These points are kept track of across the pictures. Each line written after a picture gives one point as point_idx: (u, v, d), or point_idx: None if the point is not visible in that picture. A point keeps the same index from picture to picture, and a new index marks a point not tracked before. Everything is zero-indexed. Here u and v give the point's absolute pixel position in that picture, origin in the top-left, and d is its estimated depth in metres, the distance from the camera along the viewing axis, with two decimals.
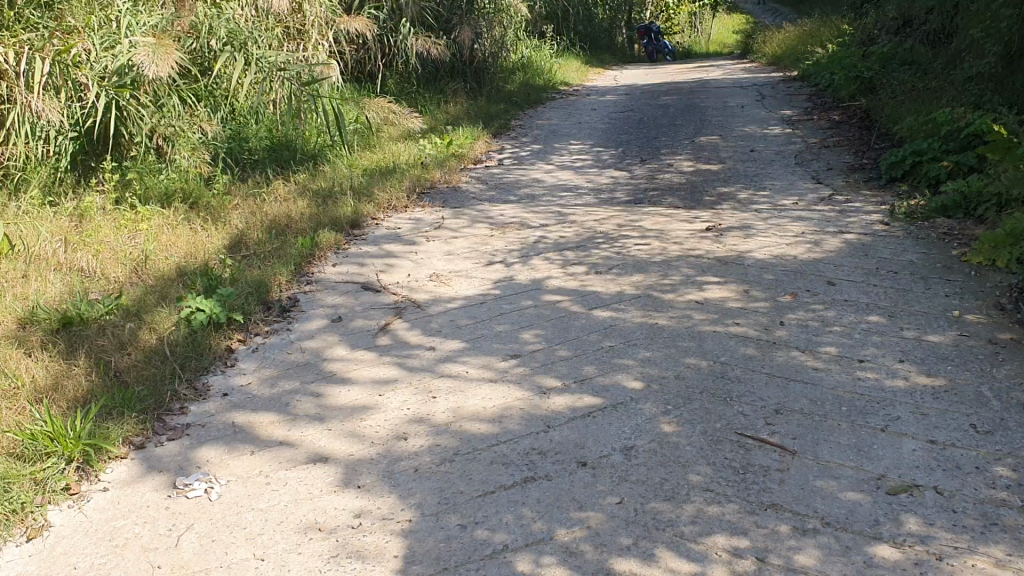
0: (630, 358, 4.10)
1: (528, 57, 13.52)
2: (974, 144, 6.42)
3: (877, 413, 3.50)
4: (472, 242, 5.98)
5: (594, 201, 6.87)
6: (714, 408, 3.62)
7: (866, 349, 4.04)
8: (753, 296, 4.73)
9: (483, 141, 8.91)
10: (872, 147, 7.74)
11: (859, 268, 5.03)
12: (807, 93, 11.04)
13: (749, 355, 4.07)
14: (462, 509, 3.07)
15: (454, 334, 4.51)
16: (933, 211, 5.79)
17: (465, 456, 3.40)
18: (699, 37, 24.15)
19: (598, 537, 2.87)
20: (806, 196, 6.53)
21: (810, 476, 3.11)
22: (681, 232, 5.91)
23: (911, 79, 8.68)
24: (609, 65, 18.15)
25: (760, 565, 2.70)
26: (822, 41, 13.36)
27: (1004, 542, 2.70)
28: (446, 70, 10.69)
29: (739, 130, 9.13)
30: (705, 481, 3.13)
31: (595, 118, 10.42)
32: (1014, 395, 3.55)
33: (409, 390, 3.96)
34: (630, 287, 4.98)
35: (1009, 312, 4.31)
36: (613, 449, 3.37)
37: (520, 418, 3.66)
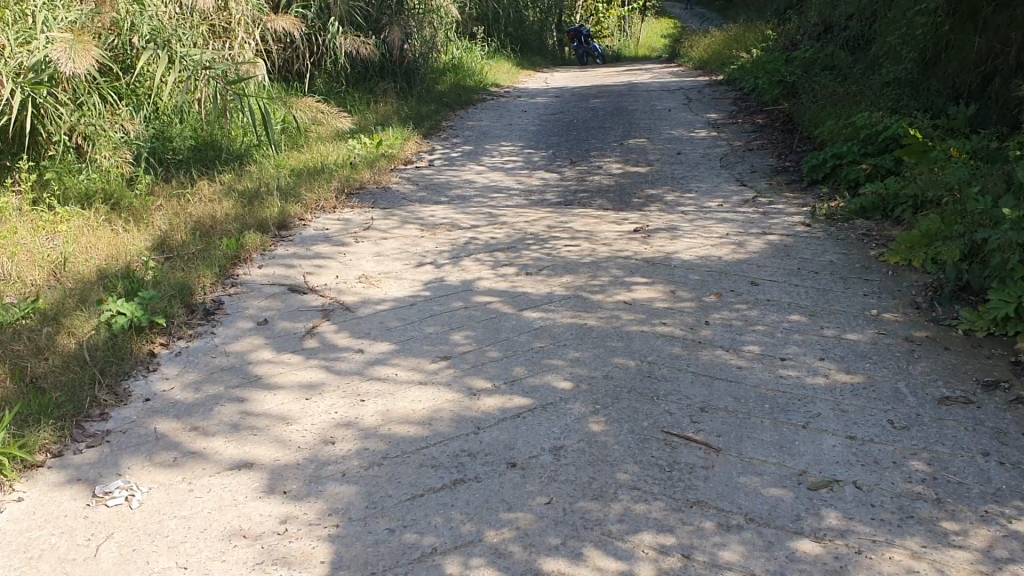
0: (560, 358, 4.12)
1: (460, 58, 13.53)
2: (891, 147, 6.62)
3: (799, 410, 3.58)
4: (402, 243, 5.95)
5: (524, 202, 6.89)
6: (641, 407, 3.65)
7: (788, 348, 4.13)
8: (680, 296, 4.80)
9: (414, 142, 8.88)
10: (795, 150, 7.92)
11: (781, 268, 5.14)
12: (732, 97, 11.26)
13: (676, 354, 4.12)
14: (391, 513, 3.05)
15: (383, 336, 4.48)
16: (853, 212, 5.95)
17: (394, 460, 3.38)
18: (628, 40, 24.44)
19: (527, 538, 2.87)
20: (731, 198, 6.65)
21: (734, 473, 3.16)
22: (609, 233, 5.96)
23: (832, 84, 8.91)
24: (540, 67, 18.27)
25: (685, 562, 2.73)
26: (747, 46, 13.65)
27: (920, 534, 2.78)
28: (376, 70, 10.63)
29: (666, 133, 9.26)
30: (632, 479, 3.16)
31: (525, 120, 10.48)
32: (929, 391, 3.66)
33: (337, 394, 3.91)
34: (560, 288, 5.00)
35: (924, 310, 4.45)
36: (542, 449, 3.37)
37: (449, 420, 3.64)
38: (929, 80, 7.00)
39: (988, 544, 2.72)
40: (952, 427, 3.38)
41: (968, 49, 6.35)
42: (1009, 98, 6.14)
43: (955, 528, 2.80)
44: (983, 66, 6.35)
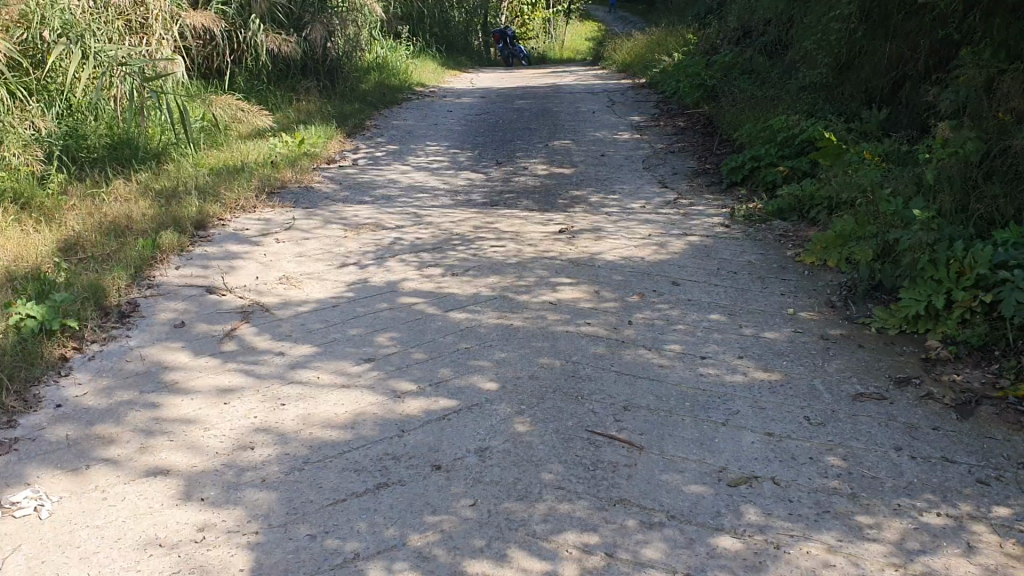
0: (486, 359, 4.11)
1: (384, 57, 13.41)
2: (807, 150, 6.79)
3: (718, 407, 3.63)
4: (325, 243, 5.86)
5: (449, 202, 6.86)
6: (566, 407, 3.66)
7: (708, 346, 4.19)
8: (603, 296, 4.83)
9: (337, 141, 8.79)
10: (715, 152, 8.07)
11: (701, 269, 5.21)
12: (655, 100, 11.40)
13: (599, 354, 4.14)
14: (312, 518, 2.99)
15: (304, 339, 4.40)
16: (771, 214, 6.08)
17: (315, 464, 3.32)
18: (553, 42, 24.61)
19: (451, 540, 2.84)
20: (653, 200, 6.73)
21: (656, 470, 3.19)
22: (535, 234, 5.97)
23: (750, 87, 9.12)
24: (465, 67, 18.25)
25: (608, 560, 2.74)
26: (669, 49, 13.88)
27: (836, 528, 2.84)
28: (298, 68, 10.46)
29: (591, 134, 9.33)
30: (557, 479, 3.17)
31: (450, 120, 10.45)
32: (843, 387, 3.75)
33: (255, 399, 3.83)
34: (485, 289, 4.99)
35: (839, 309, 4.55)
36: (467, 451, 3.35)
37: (373, 423, 3.60)
38: (843, 85, 7.20)
39: (900, 537, 2.79)
40: (866, 422, 3.47)
41: (879, 55, 6.59)
42: (917, 103, 6.37)
43: (869, 522, 2.87)
44: (894, 70, 6.58)
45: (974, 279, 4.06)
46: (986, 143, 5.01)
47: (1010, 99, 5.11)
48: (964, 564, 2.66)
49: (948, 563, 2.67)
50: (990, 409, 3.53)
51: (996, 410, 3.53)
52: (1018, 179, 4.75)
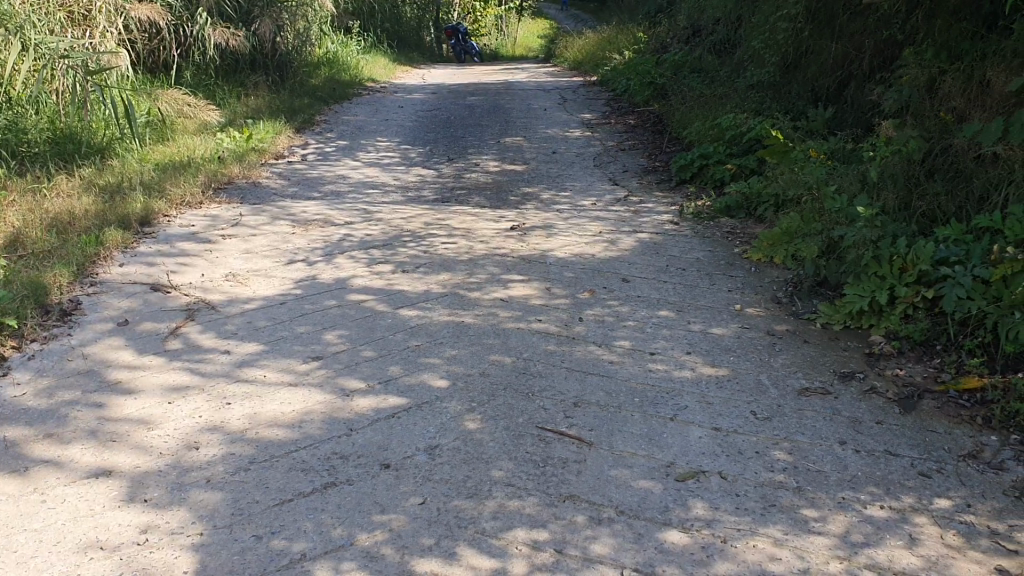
0: (436, 356, 4.08)
1: (334, 52, 13.30)
2: (755, 148, 6.87)
3: (666, 403, 3.65)
4: (272, 240, 5.78)
5: (400, 199, 6.82)
6: (516, 403, 3.65)
7: (656, 342, 4.21)
8: (554, 293, 4.82)
9: (286, 136, 8.68)
10: (665, 149, 8.12)
11: (651, 266, 5.24)
12: (605, 97, 11.44)
13: (550, 351, 4.14)
14: (258, 519, 2.94)
15: (251, 337, 4.34)
16: (718, 211, 6.13)
17: (261, 464, 3.26)
18: (505, 39, 24.57)
19: (400, 539, 2.82)
20: (604, 197, 6.75)
21: (605, 466, 3.20)
22: (485, 231, 5.95)
23: (700, 85, 9.21)
24: (417, 63, 18.14)
25: (557, 557, 2.74)
26: (619, 47, 13.98)
27: (782, 522, 2.86)
28: (246, 63, 10.32)
29: (542, 131, 9.34)
30: (507, 476, 3.15)
31: (401, 116, 10.39)
32: (789, 382, 3.80)
33: (199, 398, 3.75)
34: (436, 286, 4.95)
35: (785, 305, 4.60)
36: (417, 449, 3.32)
37: (321, 421, 3.55)
38: (790, 84, 7.30)
39: (844, 530, 2.82)
40: (810, 416, 3.51)
41: (826, 54, 6.74)
42: (862, 101, 6.47)
43: (814, 515, 2.90)
44: (840, 70, 6.72)
45: (916, 275, 4.13)
46: (928, 141, 5.17)
47: (950, 99, 5.32)
48: (906, 556, 2.70)
49: (891, 555, 2.70)
50: (931, 403, 3.60)
51: (937, 404, 3.58)
52: (959, 177, 4.84)
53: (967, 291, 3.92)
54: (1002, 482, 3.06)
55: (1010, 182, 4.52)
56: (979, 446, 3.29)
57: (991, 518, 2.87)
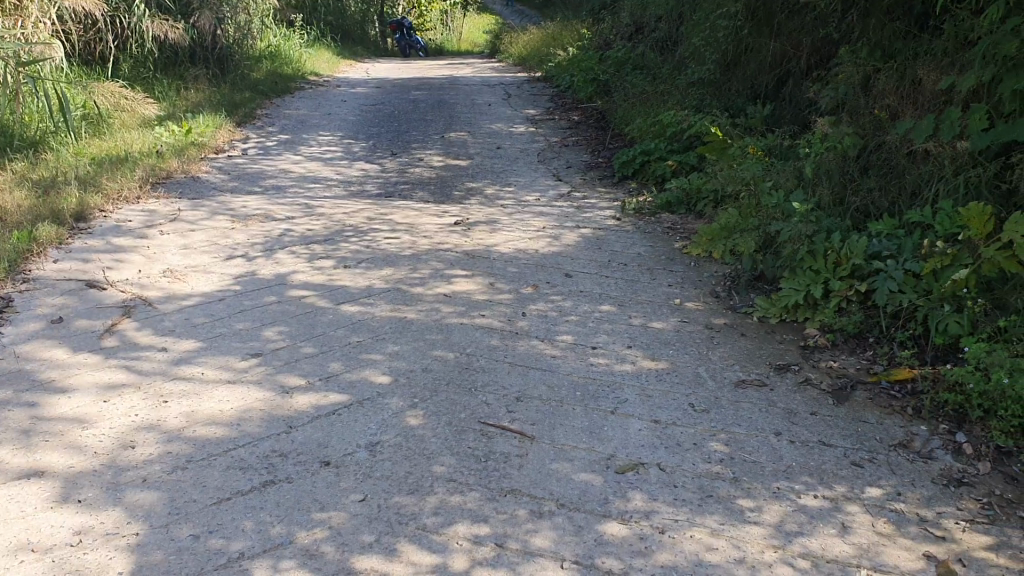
0: (378, 353, 4.05)
1: (277, 45, 13.14)
2: (695, 145, 6.95)
3: (607, 396, 3.68)
4: (211, 235, 5.69)
5: (342, 193, 6.76)
6: (459, 399, 3.65)
7: (598, 337, 4.25)
8: (497, 288, 4.83)
9: (227, 130, 8.55)
10: (608, 146, 8.18)
11: (593, 261, 5.27)
12: (550, 94, 11.46)
13: (493, 346, 4.14)
14: (194, 518, 2.90)
15: (189, 334, 4.26)
16: (659, 207, 6.19)
17: (199, 463, 3.21)
18: (450, 34, 24.46)
19: (340, 537, 2.80)
20: (547, 192, 6.77)
21: (547, 459, 3.21)
22: (429, 226, 5.93)
23: (642, 82, 9.28)
24: (361, 57, 17.98)
25: (498, 550, 2.74)
26: (563, 44, 14.04)
27: (718, 512, 2.91)
28: (185, 55, 10.14)
29: (487, 126, 9.34)
30: (448, 471, 3.15)
31: (344, 110, 10.31)
32: (726, 375, 3.85)
33: (137, 396, 3.68)
34: (379, 281, 4.92)
35: (723, 299, 4.67)
36: (357, 446, 3.30)
37: (260, 419, 3.51)
38: (730, 82, 7.41)
39: (779, 519, 2.87)
40: (747, 408, 3.57)
41: (765, 52, 6.85)
42: (800, 99, 6.60)
43: (750, 505, 2.95)
44: (779, 68, 6.84)
45: (849, 269, 4.23)
46: (862, 138, 5.29)
47: (883, 96, 5.45)
48: (838, 544, 2.75)
49: (824, 543, 2.76)
50: (864, 394, 3.68)
51: (870, 395, 3.67)
52: (892, 174, 4.96)
53: (899, 284, 4.03)
54: (931, 470, 3.15)
55: (940, 178, 4.65)
56: (910, 435, 3.37)
57: (920, 506, 2.95)
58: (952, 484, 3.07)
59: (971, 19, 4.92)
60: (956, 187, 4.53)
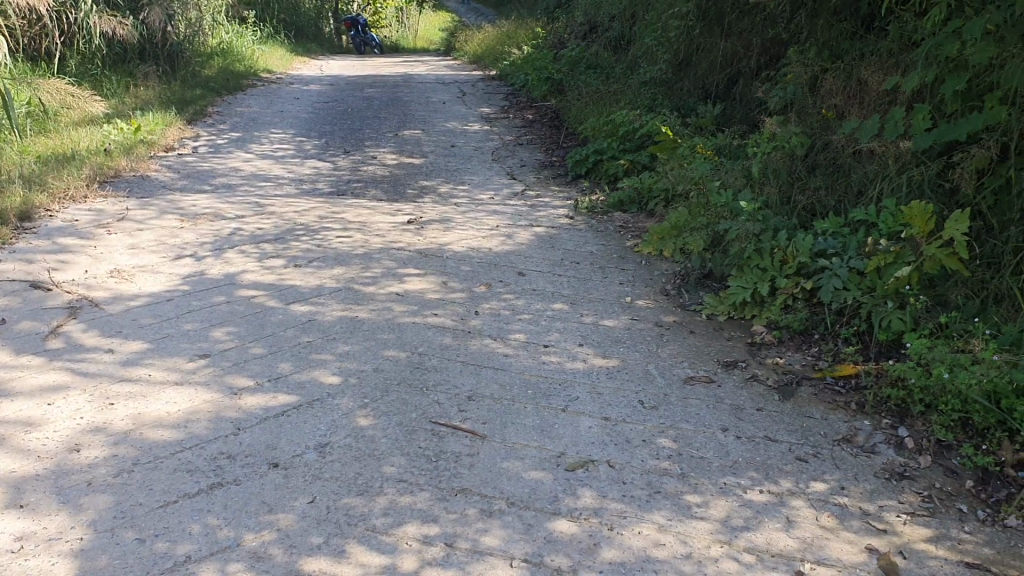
0: (328, 353, 4.02)
1: (228, 42, 12.99)
2: (646, 144, 7.00)
3: (558, 394, 3.69)
4: (159, 234, 5.61)
5: (294, 192, 6.70)
6: (410, 399, 3.63)
7: (550, 335, 4.26)
8: (450, 287, 4.82)
9: (177, 128, 8.43)
10: (562, 144, 8.20)
11: (546, 259, 5.28)
12: (504, 92, 11.46)
13: (445, 345, 4.14)
14: (140, 522, 2.85)
15: (136, 334, 4.20)
16: (612, 206, 6.22)
17: (146, 466, 3.16)
18: (406, 31, 24.31)
19: (287, 539, 2.77)
20: (501, 191, 6.77)
21: (497, 458, 3.22)
22: (381, 224, 5.90)
23: (596, 81, 9.32)
24: (315, 54, 17.81)
25: (448, 550, 2.74)
26: (517, 42, 14.03)
27: (666, 508, 2.93)
28: (134, 52, 9.98)
29: (441, 125, 9.31)
30: (398, 471, 3.14)
31: (297, 107, 10.22)
32: (676, 372, 3.89)
33: (82, 398, 3.62)
34: (330, 281, 4.88)
35: (673, 297, 4.71)
36: (306, 447, 3.28)
37: (207, 421, 3.47)
38: (682, 81, 7.49)
39: (725, 514, 2.90)
40: (695, 404, 3.61)
41: (715, 52, 6.95)
42: (750, 99, 6.69)
43: (697, 501, 2.98)
44: (729, 68, 6.93)
45: (796, 267, 4.30)
46: (810, 138, 5.37)
47: (831, 96, 5.53)
48: (783, 538, 2.79)
49: (769, 537, 2.80)
50: (809, 390, 3.73)
51: (814, 391, 3.72)
52: (838, 173, 5.04)
53: (844, 282, 4.11)
54: (874, 465, 3.20)
55: (885, 177, 4.74)
56: (853, 430, 3.42)
57: (863, 500, 3.00)
58: (894, 477, 3.13)
59: (915, 20, 5.05)
60: (899, 185, 4.61)
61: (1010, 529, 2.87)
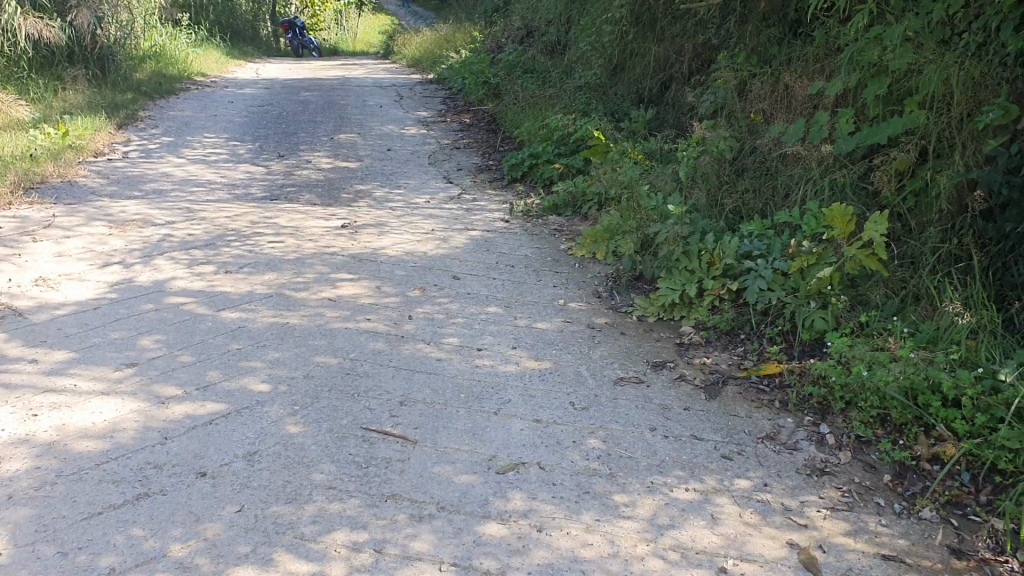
0: (258, 360, 3.98)
1: (161, 45, 12.77)
2: (581, 148, 7.06)
3: (491, 397, 3.71)
4: (86, 241, 5.50)
5: (227, 196, 6.62)
6: (340, 405, 3.62)
7: (483, 338, 4.28)
8: (384, 292, 4.81)
9: (106, 133, 8.26)
10: (498, 148, 8.22)
11: (480, 263, 5.29)
12: (442, 96, 11.43)
13: (377, 350, 4.12)
14: (62, 535, 2.79)
15: (61, 343, 4.11)
16: (546, 209, 6.26)
17: (69, 478, 3.10)
18: (345, 34, 24.08)
19: (214, 549, 2.74)
20: (437, 195, 6.77)
21: (428, 463, 3.22)
22: (315, 229, 5.86)
23: (533, 85, 9.37)
24: (252, 57, 17.57)
25: (376, 556, 2.73)
26: (456, 46, 14.02)
27: (594, 508, 2.97)
28: (63, 55, 9.76)
29: (378, 128, 9.27)
30: (328, 478, 3.13)
31: (231, 111, 10.09)
32: (606, 373, 3.93)
33: (3, 410, 3.53)
34: (261, 287, 4.83)
35: (605, 298, 4.76)
36: (234, 456, 3.24)
37: (134, 430, 3.41)
38: (617, 86, 7.59)
39: (652, 513, 2.95)
40: (624, 405, 3.65)
41: (648, 57, 7.10)
42: (682, 103, 6.80)
43: (624, 500, 3.02)
44: (662, 72, 7.07)
45: (722, 269, 4.39)
46: (738, 142, 5.49)
47: (758, 100, 5.65)
48: (708, 535, 2.85)
49: (694, 535, 2.85)
50: (734, 388, 3.81)
51: (740, 389, 3.80)
52: (766, 176, 5.16)
53: (768, 283, 4.21)
54: (796, 461, 3.28)
55: (808, 180, 4.85)
56: (776, 428, 3.50)
57: (785, 496, 3.07)
58: (816, 473, 3.21)
59: (839, 27, 5.22)
60: (822, 188, 4.72)
61: (924, 520, 2.96)
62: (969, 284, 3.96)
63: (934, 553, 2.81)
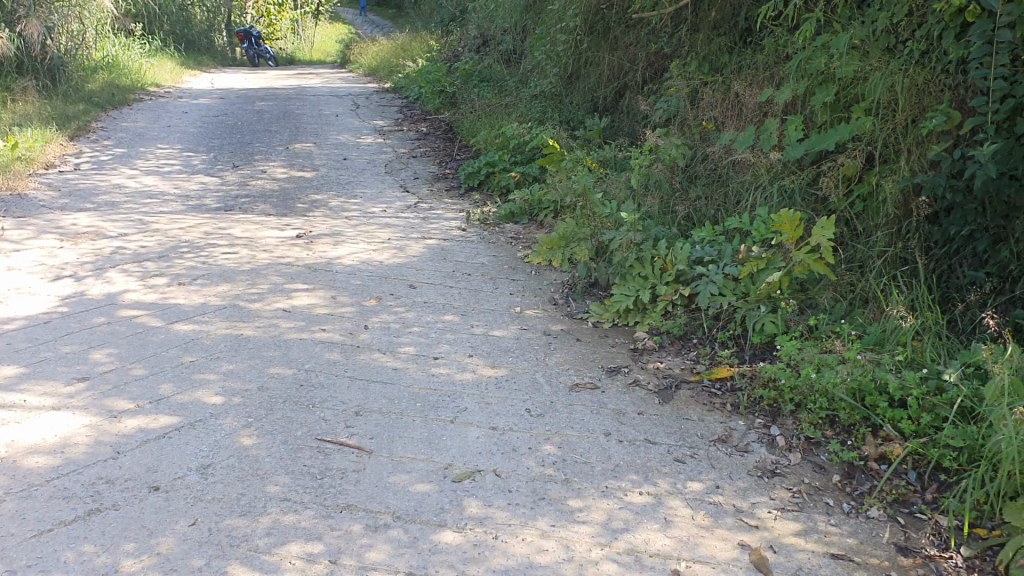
0: (212, 372, 3.96)
1: (113, 56, 12.62)
2: (537, 156, 7.11)
3: (447, 405, 3.72)
4: (37, 255, 5.42)
5: (181, 208, 6.56)
6: (295, 416, 3.61)
7: (439, 346, 4.29)
8: (340, 302, 4.80)
9: (57, 144, 8.15)
10: (454, 157, 8.23)
11: (437, 271, 5.31)
12: (398, 105, 11.40)
13: (332, 360, 4.11)
14: (11, 553, 2.75)
15: (10, 359, 4.05)
16: (503, 217, 6.29)
17: (18, 495, 3.05)
18: (302, 42, 23.89)
19: (168, 563, 2.72)
20: (393, 204, 6.76)
21: (384, 473, 3.22)
22: (270, 239, 5.83)
23: (489, 94, 9.39)
24: (207, 66, 17.37)
25: (331, 567, 2.73)
26: (413, 54, 14.00)
27: (549, 513, 2.99)
28: (12, 66, 9.62)
29: (333, 137, 9.24)
30: (282, 490, 3.11)
31: (186, 121, 10.00)
32: (562, 379, 3.96)
33: None
34: (215, 298, 4.80)
35: (561, 305, 4.80)
36: (188, 469, 3.22)
37: (86, 446, 3.37)
38: (571, 95, 7.65)
39: (606, 517, 2.98)
40: (579, 410, 3.69)
41: (602, 65, 7.21)
42: (636, 111, 6.88)
43: (579, 504, 3.04)
44: (616, 81, 7.17)
45: (675, 274, 4.45)
46: (691, 149, 5.55)
47: (710, 107, 5.73)
48: (660, 538, 2.88)
49: (647, 537, 2.88)
50: (687, 392, 3.85)
51: (693, 393, 3.85)
52: (718, 182, 5.23)
53: (720, 287, 4.27)
54: (747, 463, 3.33)
55: (758, 186, 4.93)
56: (728, 430, 3.55)
57: (736, 497, 3.12)
58: (767, 474, 3.26)
59: (787, 35, 5.32)
60: (771, 194, 4.80)
61: (871, 519, 3.02)
62: (914, 286, 4.05)
63: (881, 551, 2.86)
